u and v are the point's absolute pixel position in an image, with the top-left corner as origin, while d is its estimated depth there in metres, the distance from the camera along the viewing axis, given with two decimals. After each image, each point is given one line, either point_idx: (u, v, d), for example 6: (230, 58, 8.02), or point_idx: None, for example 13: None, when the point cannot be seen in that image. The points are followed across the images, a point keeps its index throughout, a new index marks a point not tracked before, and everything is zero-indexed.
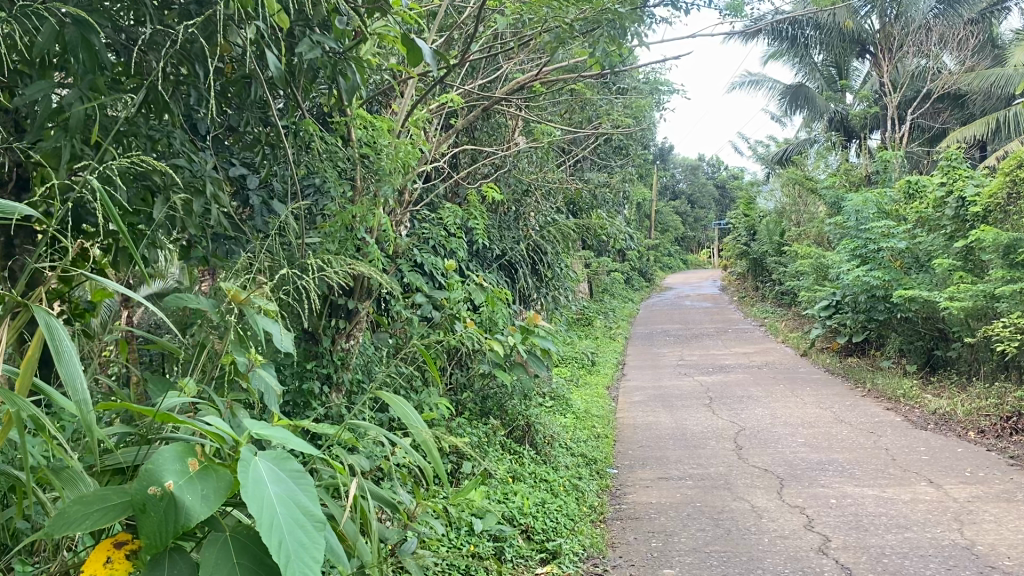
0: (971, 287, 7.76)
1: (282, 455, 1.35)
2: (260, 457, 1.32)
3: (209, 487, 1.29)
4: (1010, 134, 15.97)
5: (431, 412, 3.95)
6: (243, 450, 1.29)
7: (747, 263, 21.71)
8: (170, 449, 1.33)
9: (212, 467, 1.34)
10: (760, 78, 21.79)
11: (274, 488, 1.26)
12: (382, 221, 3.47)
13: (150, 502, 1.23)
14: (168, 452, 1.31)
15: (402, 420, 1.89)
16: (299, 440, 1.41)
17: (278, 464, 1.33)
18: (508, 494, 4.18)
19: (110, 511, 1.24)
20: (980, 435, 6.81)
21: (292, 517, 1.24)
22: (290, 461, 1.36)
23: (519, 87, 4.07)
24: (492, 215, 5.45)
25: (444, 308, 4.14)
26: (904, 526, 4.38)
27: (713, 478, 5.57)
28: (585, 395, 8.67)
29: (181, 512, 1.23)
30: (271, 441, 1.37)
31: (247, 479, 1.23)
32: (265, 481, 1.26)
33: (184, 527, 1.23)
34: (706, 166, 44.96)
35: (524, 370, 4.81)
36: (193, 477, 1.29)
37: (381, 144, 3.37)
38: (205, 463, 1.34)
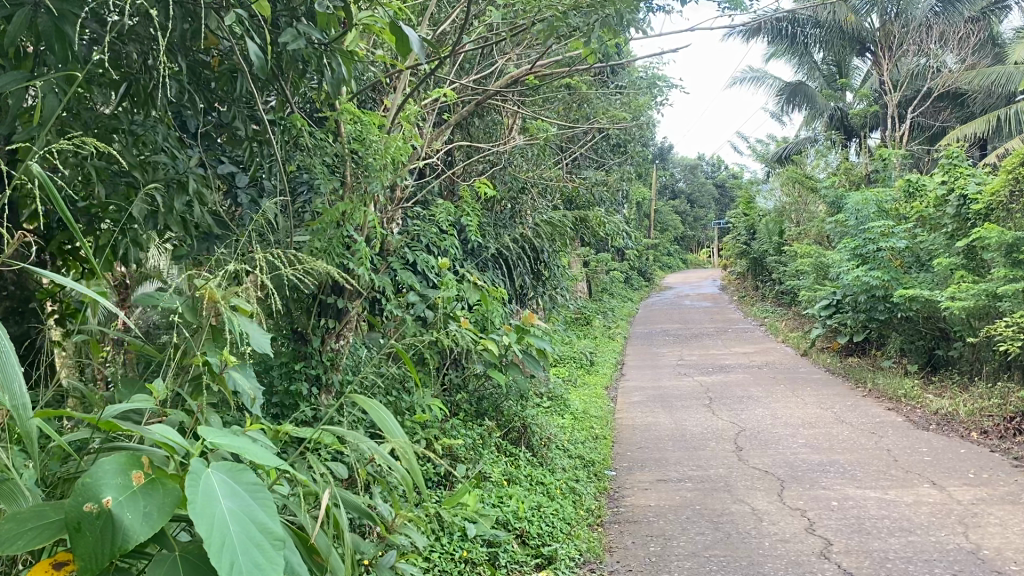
0: (973, 286, 7.68)
1: (237, 468, 1.29)
2: (212, 471, 1.26)
3: (153, 503, 1.22)
4: (1011, 132, 15.88)
5: (423, 414, 3.84)
6: (191, 464, 1.24)
7: (747, 263, 21.63)
8: (111, 462, 1.25)
9: (159, 480, 1.26)
10: (760, 77, 21.70)
11: (226, 503, 1.21)
12: (370, 218, 3.35)
13: (85, 521, 1.16)
14: (109, 465, 1.23)
15: (379, 426, 1.81)
16: (257, 451, 1.34)
17: (233, 477, 1.28)
18: (503, 497, 4.08)
19: (44, 531, 1.18)
20: (983, 436, 6.73)
21: (246, 533, 1.18)
22: (246, 474, 1.30)
23: (513, 82, 3.98)
24: (487, 213, 5.37)
25: (438, 308, 4.04)
26: (908, 529, 4.30)
27: (713, 480, 5.49)
28: (584, 395, 8.59)
29: (119, 532, 1.17)
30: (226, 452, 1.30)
31: (197, 496, 1.18)
32: (217, 497, 1.21)
33: (122, 548, 1.16)
34: (706, 166, 44.89)
35: (520, 370, 4.70)
36: (136, 492, 1.22)
37: (370, 140, 3.24)
38: (152, 476, 1.26)
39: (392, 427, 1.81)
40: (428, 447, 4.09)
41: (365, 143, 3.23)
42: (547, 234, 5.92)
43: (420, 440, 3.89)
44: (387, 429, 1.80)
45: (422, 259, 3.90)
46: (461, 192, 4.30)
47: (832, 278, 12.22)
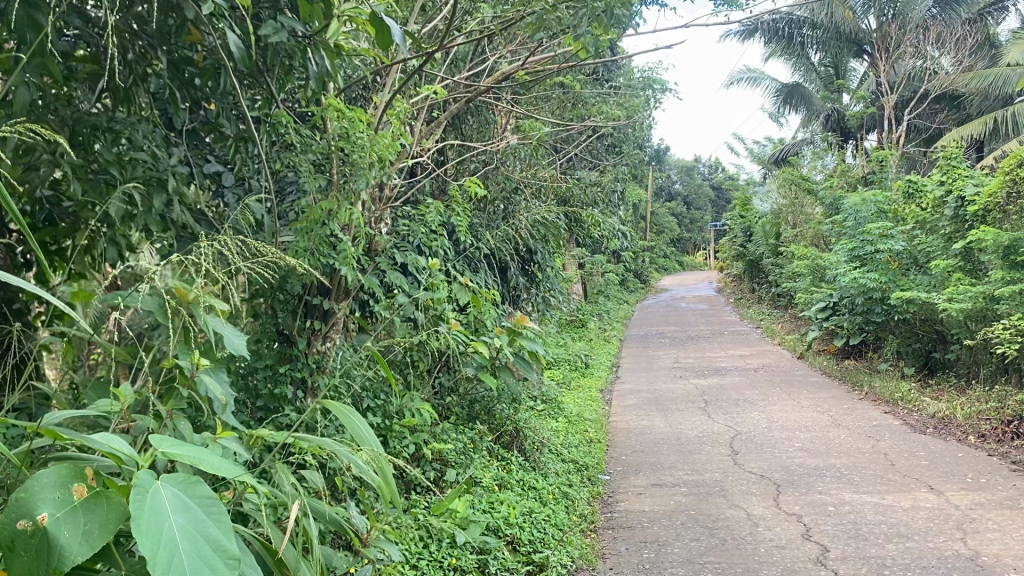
0: (970, 288, 7.61)
1: (190, 481, 1.26)
2: (163, 483, 1.23)
3: (96, 520, 1.20)
4: (1008, 134, 15.83)
5: (412, 418, 3.76)
6: (141, 477, 1.21)
7: (743, 265, 21.56)
8: (50, 474, 1.23)
9: (103, 493, 1.24)
10: (757, 78, 21.63)
11: (177, 520, 1.17)
12: (355, 216, 3.27)
13: (19, 539, 1.14)
14: (47, 479, 1.21)
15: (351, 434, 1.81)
16: (212, 462, 1.31)
17: (185, 491, 1.24)
18: (494, 503, 3.99)
19: None
20: (980, 440, 6.67)
21: (196, 551, 1.15)
22: (200, 486, 1.27)
23: (503, 79, 3.92)
24: (478, 214, 5.30)
25: (428, 310, 3.96)
26: (905, 535, 4.23)
27: (708, 484, 5.42)
28: (578, 398, 8.50)
29: (55, 551, 1.15)
30: (179, 462, 1.28)
31: (144, 512, 1.14)
32: (165, 513, 1.17)
33: (57, 569, 1.14)
34: (703, 168, 44.83)
35: (511, 373, 4.61)
36: (77, 508, 1.20)
37: (356, 136, 3.16)
38: (96, 490, 1.24)
39: (366, 436, 1.80)
40: (418, 452, 4.01)
41: (351, 139, 3.15)
42: (540, 235, 5.85)
43: (409, 445, 3.81)
44: (359, 437, 1.79)
45: (412, 260, 3.83)
46: (451, 190, 4.22)
47: (828, 280, 12.16)
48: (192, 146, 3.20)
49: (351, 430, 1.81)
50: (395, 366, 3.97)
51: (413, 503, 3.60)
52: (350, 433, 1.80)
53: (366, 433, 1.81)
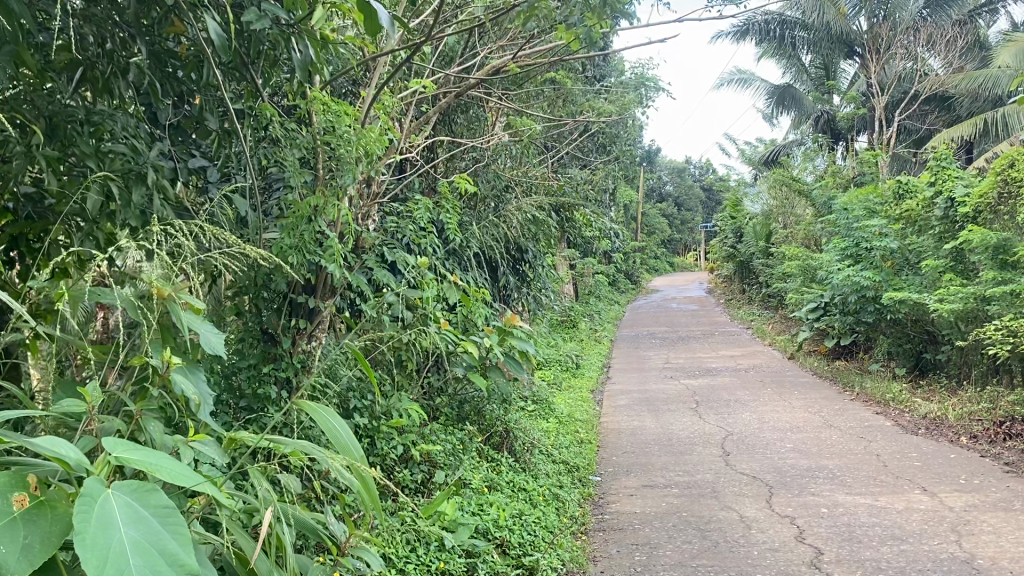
0: (961, 288, 7.58)
1: (144, 490, 1.21)
2: (113, 492, 1.18)
3: (36, 532, 1.14)
4: (998, 136, 15.85)
5: (400, 418, 3.69)
6: (90, 486, 1.15)
7: (734, 266, 21.56)
8: None
9: (48, 503, 1.19)
10: (748, 79, 21.64)
11: (127, 531, 1.11)
12: (342, 212, 3.20)
13: None
14: None
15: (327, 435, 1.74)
16: (167, 470, 1.26)
17: (137, 501, 1.19)
18: (483, 505, 3.91)
19: None
20: (972, 441, 6.64)
21: (148, 563, 1.09)
22: (155, 494, 1.22)
23: (494, 73, 3.85)
24: (469, 212, 5.24)
25: (417, 309, 3.90)
26: (899, 537, 4.18)
27: (699, 485, 5.36)
28: (569, 398, 8.46)
29: None
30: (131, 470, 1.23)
31: (90, 524, 1.08)
32: (116, 524, 1.12)
33: None
34: (694, 169, 44.89)
35: (501, 373, 4.53)
36: (17, 519, 1.14)
37: (341, 130, 3.09)
38: (38, 501, 1.18)
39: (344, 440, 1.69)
40: (406, 453, 3.94)
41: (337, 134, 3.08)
42: (532, 233, 5.78)
43: (397, 446, 3.74)
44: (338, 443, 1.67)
45: (402, 257, 3.75)
46: (441, 186, 4.14)
47: (819, 281, 12.14)
48: (175, 140, 3.14)
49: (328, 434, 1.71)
50: (383, 366, 3.90)
51: (400, 505, 3.53)
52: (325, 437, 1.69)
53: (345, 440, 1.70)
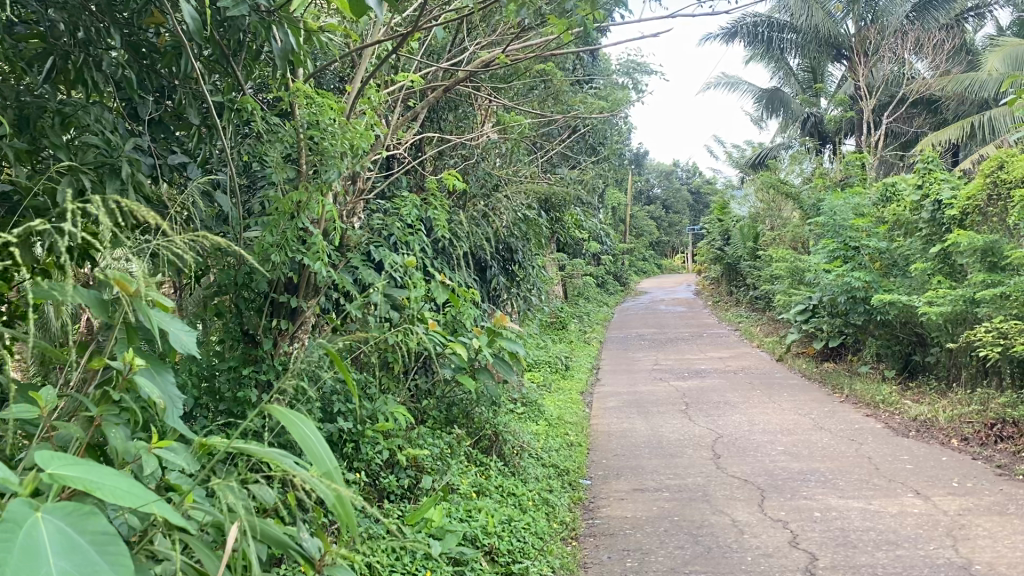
0: (950, 291, 7.53)
1: (82, 513, 1.13)
2: (45, 516, 1.10)
3: None
4: (985, 139, 15.89)
5: (386, 421, 3.61)
6: (18, 510, 1.08)
7: (721, 268, 21.56)
8: None
9: None
10: (736, 81, 21.67)
11: (58, 562, 1.04)
12: (326, 209, 3.11)
13: None
14: None
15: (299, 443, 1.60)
16: (109, 488, 1.18)
17: (74, 525, 1.11)
18: (471, 511, 3.81)
19: None
20: (963, 443, 6.60)
21: None
22: (95, 518, 1.14)
23: (481, 68, 3.77)
24: (457, 212, 5.15)
25: (405, 309, 3.82)
26: (895, 542, 4.12)
27: (690, 489, 5.28)
28: (558, 400, 8.38)
29: None
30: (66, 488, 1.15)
31: (14, 554, 1.01)
32: (44, 555, 1.04)
33: None
34: (681, 172, 44.96)
35: (490, 375, 4.43)
36: None
37: (326, 124, 3.01)
38: None
39: (319, 451, 1.59)
40: (392, 458, 3.84)
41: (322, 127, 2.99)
42: (520, 233, 5.69)
43: (383, 451, 3.64)
44: (315, 457, 1.58)
45: (388, 255, 3.66)
46: (427, 183, 4.05)
47: (807, 282, 12.11)
48: (156, 134, 3.10)
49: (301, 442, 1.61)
50: (370, 367, 3.82)
51: (385, 511, 3.42)
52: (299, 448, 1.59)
53: (321, 451, 1.60)
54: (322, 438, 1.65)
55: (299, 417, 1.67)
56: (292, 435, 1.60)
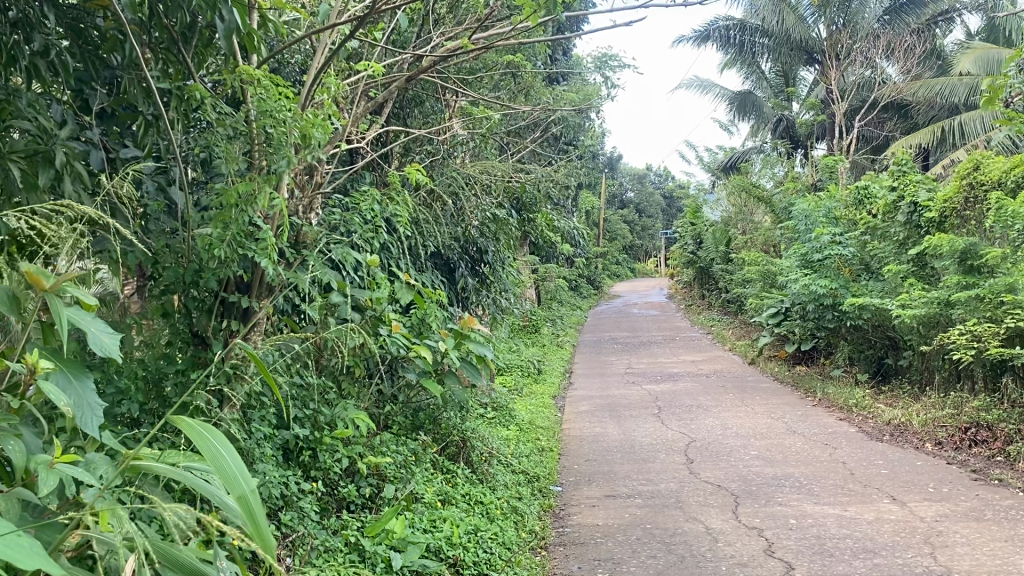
0: (923, 294, 7.47)
1: None
2: None
3: None
4: (955, 144, 15.97)
5: (345, 427, 3.44)
6: None
7: (693, 271, 21.55)
8: None
9: None
10: (708, 84, 21.68)
11: None
12: (276, 201, 2.93)
13: None
14: None
15: (210, 462, 1.48)
16: None
17: None
18: (435, 522, 3.63)
19: None
20: (938, 447, 6.55)
21: None
22: None
23: (447, 57, 3.62)
24: (424, 210, 5.00)
25: (367, 310, 3.68)
26: (873, 551, 4.01)
27: (663, 496, 5.15)
28: (529, 405, 8.22)
29: None
30: None
31: None
32: None
33: None
34: (654, 176, 45.01)
35: (457, 379, 4.26)
36: None
37: (279, 112, 2.83)
38: None
39: (229, 471, 1.47)
40: (352, 465, 3.66)
41: (276, 114, 2.82)
42: (490, 232, 5.53)
43: (342, 459, 3.46)
44: (228, 476, 1.46)
45: (349, 253, 3.49)
46: (390, 176, 3.90)
47: (779, 286, 12.06)
48: (104, 125, 2.91)
49: (212, 460, 1.48)
50: (330, 371, 3.66)
51: (344, 523, 3.25)
52: (208, 466, 1.47)
53: (236, 470, 1.48)
54: (237, 457, 1.53)
55: (210, 431, 1.56)
56: (202, 452, 1.49)
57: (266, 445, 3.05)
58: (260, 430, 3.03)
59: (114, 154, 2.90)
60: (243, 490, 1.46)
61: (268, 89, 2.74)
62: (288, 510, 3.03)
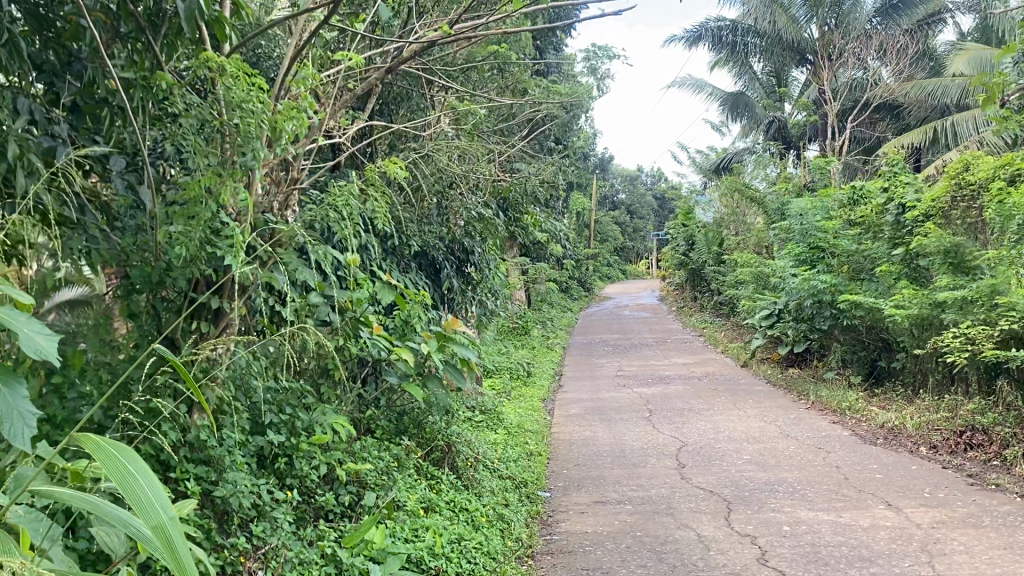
0: (915, 296, 7.38)
1: None
2: None
3: None
4: (947, 145, 15.92)
5: (323, 432, 3.31)
6: None
7: (685, 273, 21.45)
8: None
9: None
10: (700, 85, 21.63)
11: None
12: (242, 197, 2.79)
13: None
14: None
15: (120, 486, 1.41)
16: None
17: None
18: (417, 531, 3.50)
19: None
20: (932, 451, 6.45)
21: None
22: None
23: (428, 47, 3.49)
24: (407, 209, 4.88)
25: (346, 312, 3.56)
26: (868, 559, 3.90)
27: (654, 501, 5.04)
28: (518, 408, 8.09)
29: None
30: None
31: None
32: None
33: None
34: (646, 177, 44.97)
35: (440, 383, 4.13)
36: None
37: (247, 103, 2.70)
38: None
39: (142, 497, 1.41)
40: (330, 472, 3.52)
41: (246, 104, 2.68)
42: (477, 232, 5.38)
43: (319, 465, 3.32)
44: (141, 504, 1.40)
45: (327, 252, 3.36)
46: (371, 170, 3.78)
47: (772, 287, 11.96)
48: (73, 121, 2.78)
49: (124, 484, 1.42)
50: (308, 374, 3.53)
51: (320, 533, 3.11)
52: (120, 491, 1.40)
53: (151, 497, 1.42)
54: (152, 480, 1.46)
55: (121, 451, 1.49)
56: (113, 476, 1.42)
57: (239, 451, 2.92)
58: (232, 435, 2.89)
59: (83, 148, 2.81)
60: (158, 517, 1.41)
61: (239, 80, 2.60)
62: (260, 520, 2.90)
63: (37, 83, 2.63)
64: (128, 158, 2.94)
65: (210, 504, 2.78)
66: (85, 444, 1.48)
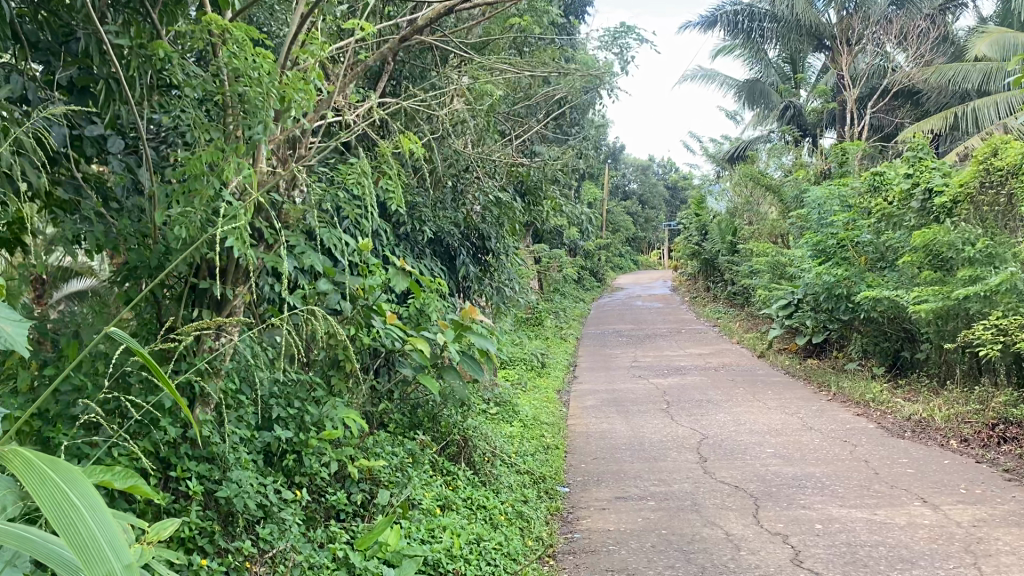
0: (940, 287, 7.11)
1: None
2: None
3: None
4: (968, 131, 15.58)
5: (334, 427, 3.13)
6: None
7: (699, 263, 21.19)
8: None
9: None
10: (712, 73, 21.34)
11: None
12: (247, 173, 2.61)
13: None
14: None
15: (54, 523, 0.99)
16: None
17: None
18: (434, 532, 3.31)
19: None
20: (963, 445, 6.21)
21: None
22: None
23: (443, 15, 3.30)
24: (421, 193, 4.69)
25: (358, 299, 3.39)
26: (909, 560, 3.69)
27: (678, 497, 4.83)
28: (533, 399, 7.90)
29: None
30: None
31: None
32: None
33: None
34: (657, 167, 44.55)
35: (457, 375, 3.92)
36: None
37: (252, 71, 2.54)
38: None
39: (92, 539, 0.99)
40: (341, 469, 3.34)
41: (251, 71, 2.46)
42: (493, 217, 5.18)
43: (330, 462, 3.13)
44: (84, 547, 0.98)
45: (338, 235, 3.19)
46: (382, 147, 3.59)
47: (790, 277, 11.70)
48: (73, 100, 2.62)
49: (62, 523, 0.99)
50: (319, 365, 3.37)
51: (332, 535, 2.92)
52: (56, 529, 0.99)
53: (103, 537, 1.01)
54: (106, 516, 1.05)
55: (58, 471, 1.08)
56: (50, 508, 1.00)
57: (244, 449, 2.74)
58: (236, 432, 2.71)
59: (81, 130, 2.60)
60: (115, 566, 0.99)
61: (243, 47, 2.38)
62: (267, 522, 2.70)
63: (33, 63, 2.50)
64: (127, 139, 2.77)
65: (213, 505, 2.61)
66: (11, 461, 1.09)
